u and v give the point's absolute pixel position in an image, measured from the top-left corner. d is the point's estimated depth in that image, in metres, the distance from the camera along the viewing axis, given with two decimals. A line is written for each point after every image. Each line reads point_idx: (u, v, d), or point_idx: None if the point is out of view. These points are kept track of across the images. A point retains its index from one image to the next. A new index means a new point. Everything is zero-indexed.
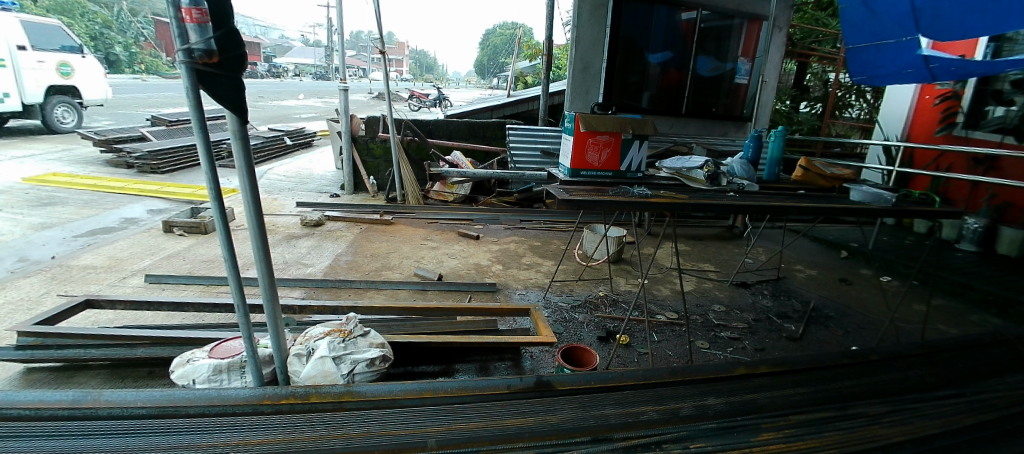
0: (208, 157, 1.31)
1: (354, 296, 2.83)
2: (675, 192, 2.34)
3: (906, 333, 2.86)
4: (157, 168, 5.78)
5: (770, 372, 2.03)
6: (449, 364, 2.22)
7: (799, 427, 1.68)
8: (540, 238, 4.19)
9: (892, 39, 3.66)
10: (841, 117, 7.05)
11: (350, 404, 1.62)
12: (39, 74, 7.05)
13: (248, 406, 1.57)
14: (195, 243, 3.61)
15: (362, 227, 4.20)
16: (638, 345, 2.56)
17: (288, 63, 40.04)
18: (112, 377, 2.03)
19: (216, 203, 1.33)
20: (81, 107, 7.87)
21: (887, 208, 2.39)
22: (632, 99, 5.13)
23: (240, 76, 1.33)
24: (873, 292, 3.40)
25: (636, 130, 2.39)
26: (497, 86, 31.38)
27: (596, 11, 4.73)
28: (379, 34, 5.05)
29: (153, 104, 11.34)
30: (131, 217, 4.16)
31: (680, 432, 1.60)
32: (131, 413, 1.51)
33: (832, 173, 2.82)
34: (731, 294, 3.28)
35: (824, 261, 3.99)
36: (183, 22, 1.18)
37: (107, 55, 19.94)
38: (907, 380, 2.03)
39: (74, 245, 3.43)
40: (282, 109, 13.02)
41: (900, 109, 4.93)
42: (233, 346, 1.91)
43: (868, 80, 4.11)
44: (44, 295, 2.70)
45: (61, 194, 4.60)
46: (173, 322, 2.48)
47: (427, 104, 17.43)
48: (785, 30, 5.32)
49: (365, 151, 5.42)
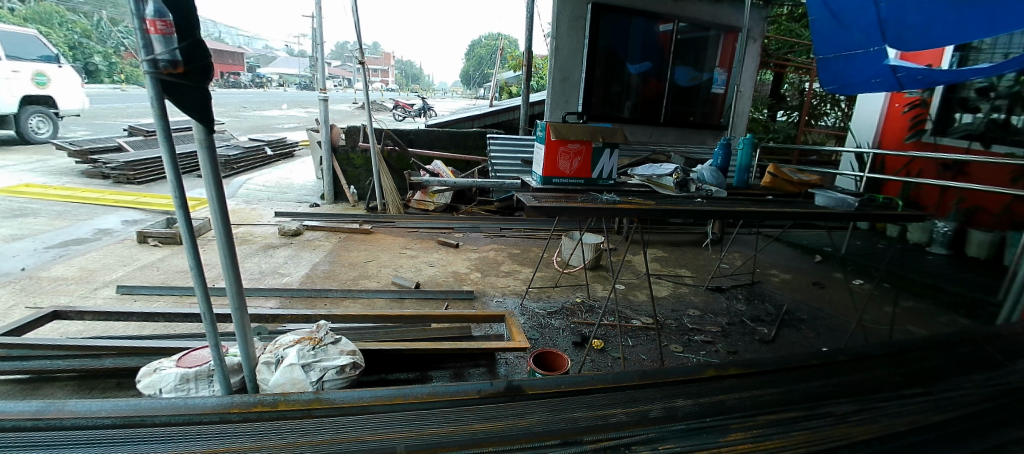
0: (174, 168, 1.31)
1: (330, 305, 2.83)
2: (644, 198, 2.39)
3: (876, 334, 2.95)
4: (133, 178, 5.70)
5: (738, 373, 2.08)
6: (424, 371, 2.22)
7: (767, 427, 1.72)
8: (519, 245, 4.21)
9: (860, 49, 3.78)
10: (817, 125, 7.26)
11: (319, 412, 1.61)
12: (13, 84, 6.92)
13: (216, 414, 1.55)
14: (170, 254, 3.57)
15: (341, 236, 4.19)
16: (611, 350, 2.60)
17: (274, 74, 39.91)
18: (80, 388, 2.00)
19: (181, 213, 1.33)
20: (57, 118, 7.72)
21: (852, 212, 2.46)
22: (613, 109, 5.22)
23: (205, 86, 1.33)
24: (844, 295, 3.49)
25: (606, 138, 2.43)
26: (482, 97, 31.47)
27: (575, 22, 4.78)
28: (360, 46, 5.12)
29: (133, 114, 11.21)
30: (104, 227, 4.09)
31: (649, 433, 1.63)
32: (95, 422, 1.49)
33: (799, 179, 2.91)
34: (705, 299, 3.35)
35: (799, 266, 4.08)
36: (147, 33, 1.19)
37: (87, 65, 19.79)
38: (873, 380, 2.09)
39: (45, 257, 3.37)
40: (266, 120, 13.00)
41: (871, 117, 5.09)
42: (202, 355, 1.90)
43: (838, 89, 4.21)
44: (12, 307, 2.65)
45: (35, 205, 4.51)
46: (144, 332, 2.45)
47: (411, 114, 17.54)
48: (760, 41, 5.49)
49: (346, 161, 5.43)
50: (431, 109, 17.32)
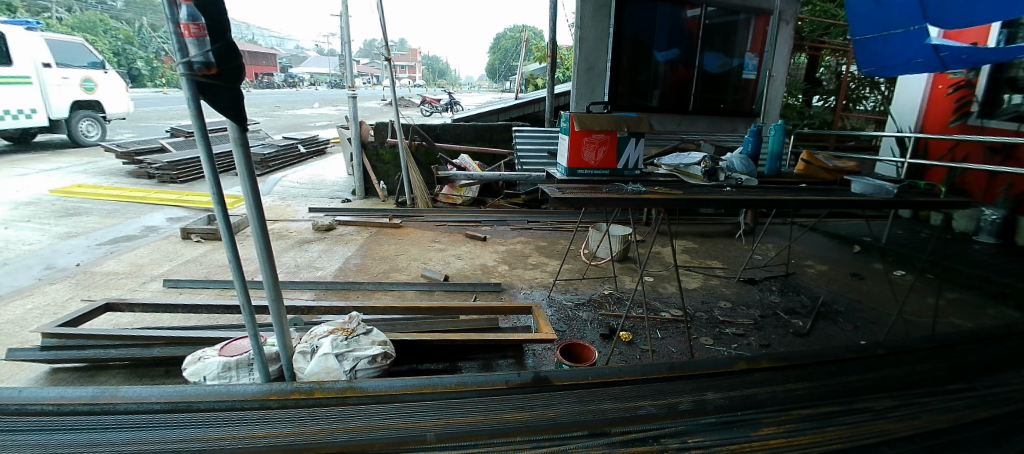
0: (211, 167, 1.37)
1: (362, 297, 2.91)
2: (671, 188, 2.35)
3: (918, 327, 2.82)
4: (176, 177, 5.97)
5: (770, 367, 2.02)
6: (453, 362, 2.26)
7: (800, 422, 1.68)
8: (547, 238, 4.21)
9: (899, 29, 3.56)
10: (854, 110, 6.95)
11: (353, 400, 1.67)
12: (64, 90, 7.32)
13: (256, 401, 1.63)
14: (211, 249, 3.73)
15: (372, 231, 4.28)
16: (640, 342, 2.57)
17: (304, 73, 40.98)
18: (131, 376, 2.13)
19: (220, 210, 1.39)
20: (104, 121, 8.16)
21: (891, 200, 2.34)
22: (640, 99, 5.13)
23: (238, 86, 1.39)
24: (884, 286, 3.35)
25: (631, 127, 2.40)
26: (509, 90, 31.46)
27: (599, 11, 4.70)
28: (386, 43, 5.19)
29: (174, 116, 11.73)
30: (151, 225, 4.32)
31: (678, 426, 1.62)
32: (146, 408, 1.58)
33: (834, 166, 2.80)
34: (737, 291, 3.27)
35: (836, 257, 3.93)
36: (182, 36, 1.24)
37: (131, 70, 20.76)
38: (915, 374, 2.00)
39: (97, 253, 3.59)
40: (298, 118, 13.36)
41: (913, 100, 4.83)
42: (242, 345, 1.99)
43: (877, 71, 4.04)
44: (69, 300, 2.84)
45: (87, 205, 4.79)
46: (189, 323, 2.58)
47: (439, 109, 17.66)
48: (792, 23, 5.25)
49: (375, 156, 5.54)
50: (458, 103, 17.48)
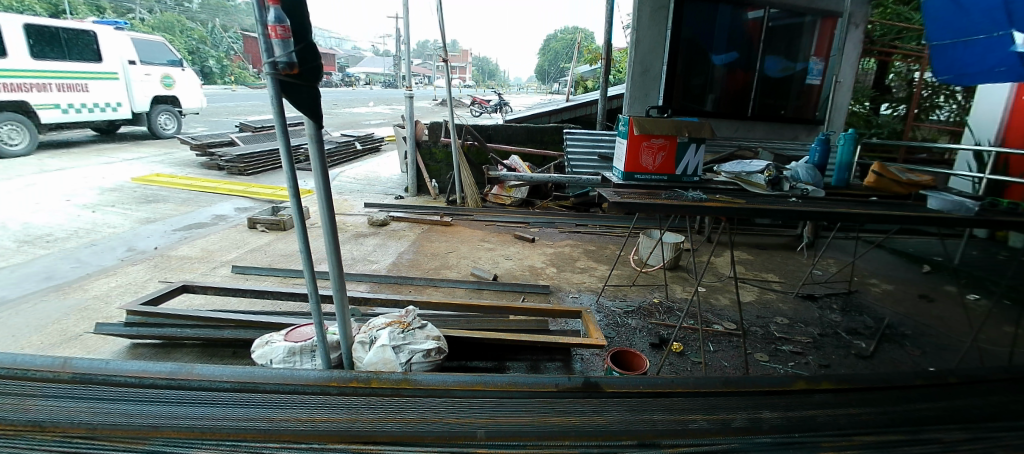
0: (289, 160, 1.45)
1: (414, 292, 2.99)
2: (732, 196, 2.27)
3: (998, 357, 2.59)
4: (243, 170, 6.35)
5: (831, 388, 1.92)
6: (502, 361, 2.28)
7: (863, 449, 1.58)
8: (595, 242, 4.18)
9: (981, 34, 3.26)
10: (928, 119, 6.47)
11: (407, 391, 1.70)
12: (146, 85, 7.95)
13: (317, 386, 1.70)
14: (274, 239, 3.95)
15: (423, 227, 4.40)
16: (691, 354, 2.51)
17: (359, 72, 42.55)
18: (204, 354, 2.29)
19: (295, 202, 1.47)
20: (180, 116, 8.80)
21: (974, 218, 2.17)
22: (695, 103, 4.99)
23: (316, 86, 1.46)
24: (959, 310, 3.10)
25: (692, 133, 2.34)
26: (558, 91, 31.39)
27: (656, 12, 4.61)
28: (441, 44, 5.31)
29: (241, 112, 12.48)
30: (220, 214, 4.62)
31: (731, 443, 1.56)
32: (218, 385, 1.70)
33: (909, 179, 2.62)
34: (795, 307, 3.12)
35: (906, 276, 3.67)
36: (269, 38, 1.31)
37: (204, 68, 22.22)
38: (995, 407, 1.84)
39: (173, 238, 3.88)
40: (354, 116, 13.90)
41: (995, 111, 4.42)
42: (306, 332, 2.10)
43: (954, 79, 3.76)
44: (149, 280, 3.09)
45: (164, 193, 5.18)
46: (255, 308, 2.74)
47: (488, 109, 17.85)
48: (863, 26, 4.94)
49: (428, 155, 5.68)
50: (508, 104, 17.60)
